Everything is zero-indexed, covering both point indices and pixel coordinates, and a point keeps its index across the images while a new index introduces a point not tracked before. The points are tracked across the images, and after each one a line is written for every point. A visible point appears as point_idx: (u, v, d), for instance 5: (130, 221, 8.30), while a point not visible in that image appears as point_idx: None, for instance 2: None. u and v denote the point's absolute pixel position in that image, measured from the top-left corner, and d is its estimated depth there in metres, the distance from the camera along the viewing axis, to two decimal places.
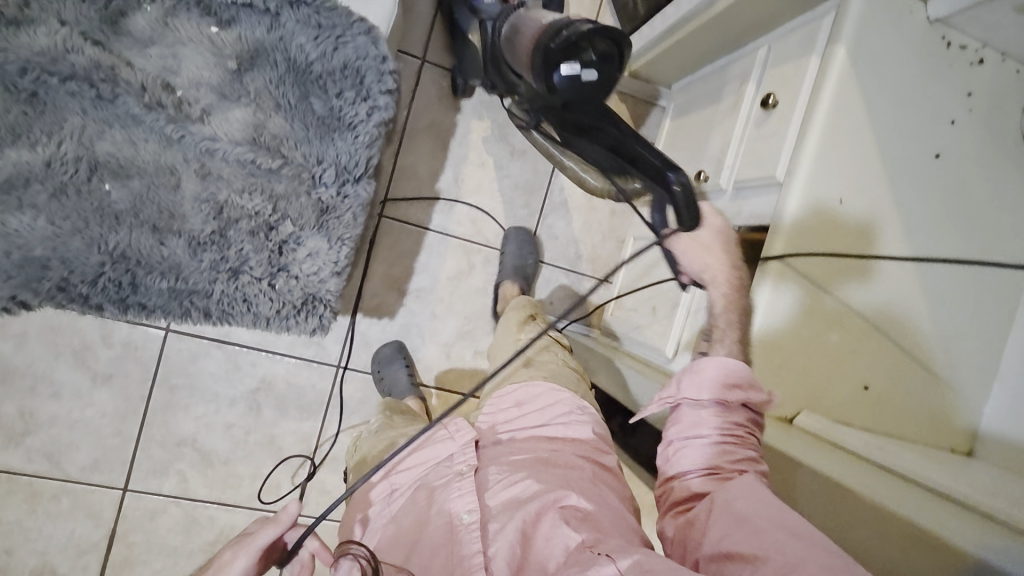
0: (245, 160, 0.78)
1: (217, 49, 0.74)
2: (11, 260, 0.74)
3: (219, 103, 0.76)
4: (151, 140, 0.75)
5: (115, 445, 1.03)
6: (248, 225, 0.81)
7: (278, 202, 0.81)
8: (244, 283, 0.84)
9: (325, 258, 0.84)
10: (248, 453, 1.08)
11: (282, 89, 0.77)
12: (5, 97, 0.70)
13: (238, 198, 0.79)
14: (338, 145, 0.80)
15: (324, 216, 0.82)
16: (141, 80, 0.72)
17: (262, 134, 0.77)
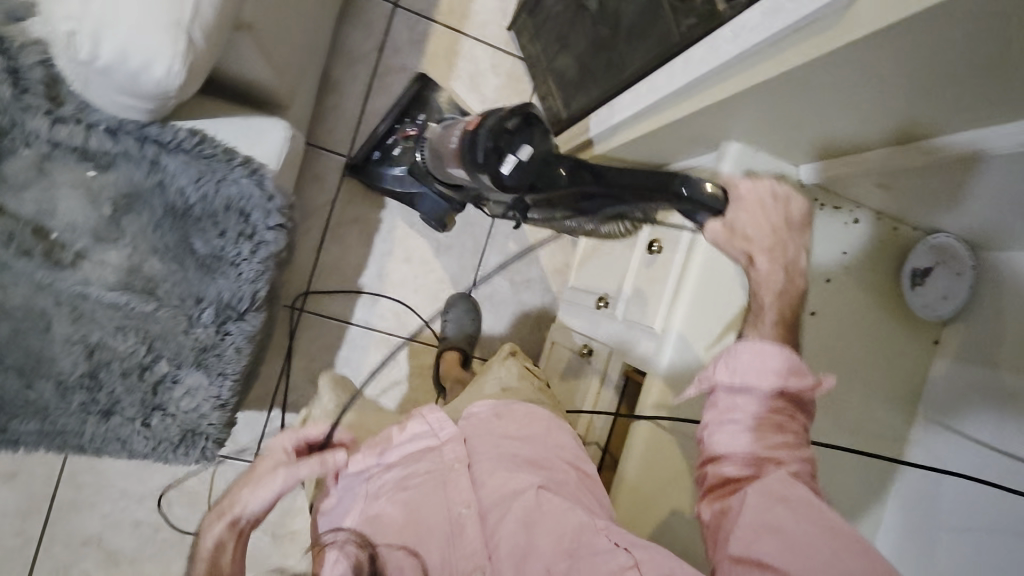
0: (117, 304, 0.77)
1: (93, 196, 0.73)
2: None
3: (94, 246, 0.75)
4: (21, 285, 0.75)
5: (17, 545, 1.08)
6: (121, 367, 0.80)
7: (153, 343, 0.80)
8: (116, 425, 0.83)
9: (205, 394, 0.84)
10: (152, 552, 1.14)
11: (162, 230, 0.77)
12: None
13: (111, 340, 0.78)
14: (219, 283, 0.80)
15: (204, 356, 0.83)
16: (12, 228, 0.72)
17: (136, 276, 0.77)
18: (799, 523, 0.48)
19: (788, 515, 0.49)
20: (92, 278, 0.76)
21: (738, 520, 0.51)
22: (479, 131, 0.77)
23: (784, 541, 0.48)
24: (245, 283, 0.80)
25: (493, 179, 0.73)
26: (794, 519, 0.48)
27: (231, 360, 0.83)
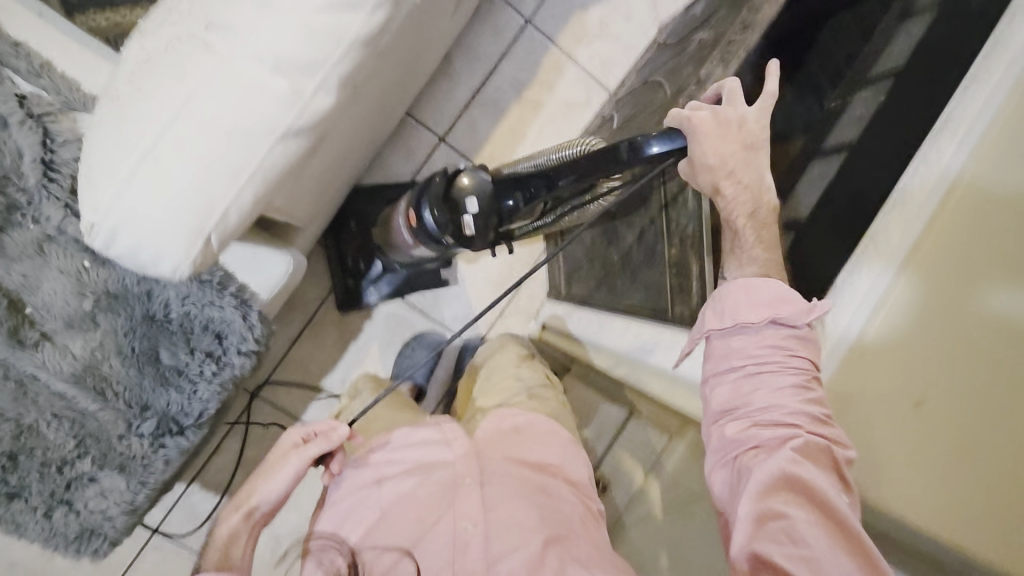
0: (66, 393, 0.77)
1: (81, 287, 0.76)
2: None
3: (65, 329, 0.77)
4: None
5: None
6: (43, 458, 0.79)
7: (84, 440, 0.80)
8: (18, 510, 0.80)
9: (118, 498, 0.82)
10: None
11: (130, 330, 0.78)
12: None
13: (44, 426, 0.78)
14: (171, 395, 0.80)
15: (130, 465, 0.81)
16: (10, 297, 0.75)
17: (93, 371, 0.77)
18: (818, 535, 0.49)
19: (808, 517, 0.50)
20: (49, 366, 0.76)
21: (743, 507, 0.52)
22: (427, 226, 0.79)
23: (801, 550, 0.48)
24: (190, 404, 0.81)
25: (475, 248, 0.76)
26: (795, 506, 0.50)
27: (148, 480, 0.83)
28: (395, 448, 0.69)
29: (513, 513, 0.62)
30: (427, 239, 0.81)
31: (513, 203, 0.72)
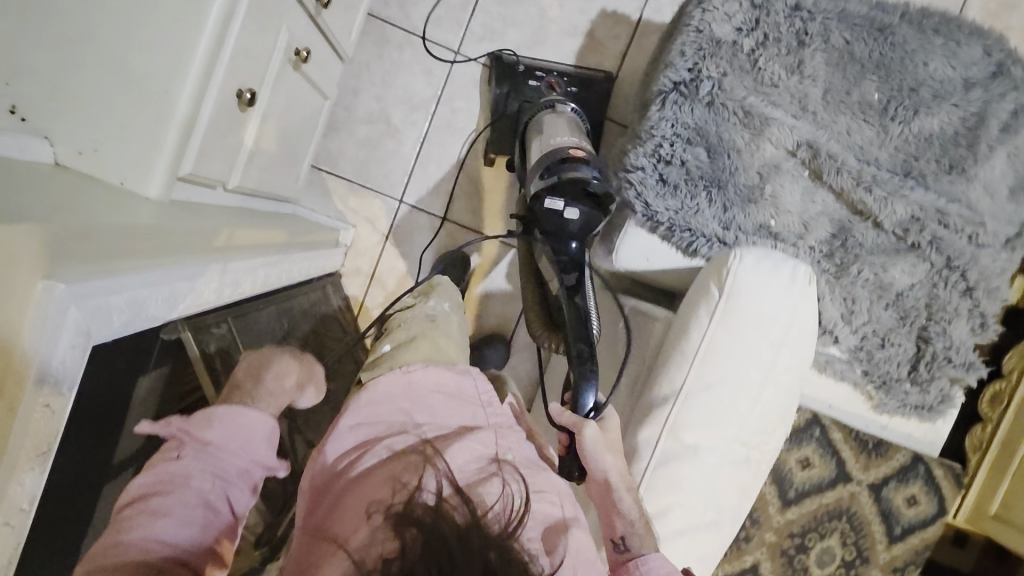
0: (802, 135, 0.93)
1: (767, 204, 0.94)
2: (1011, 181, 0.98)
3: (801, 191, 0.95)
4: (889, 191, 0.94)
5: None
6: (786, 46, 0.91)
7: (782, 90, 0.92)
8: (792, 10, 0.91)
9: (738, 17, 0.91)
10: None
11: (732, 170, 0.93)
12: (960, 288, 0.97)
13: (806, 99, 0.93)
14: (692, 112, 0.92)
15: (740, 64, 0.92)
16: (876, 244, 0.97)
17: (769, 152, 0.93)
18: None
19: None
20: (784, 125, 0.92)
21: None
22: (570, 163, 0.88)
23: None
24: (672, 107, 0.92)
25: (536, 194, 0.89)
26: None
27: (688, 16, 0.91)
28: (414, 374, 0.72)
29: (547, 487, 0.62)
30: (558, 154, 0.89)
31: (577, 251, 0.92)
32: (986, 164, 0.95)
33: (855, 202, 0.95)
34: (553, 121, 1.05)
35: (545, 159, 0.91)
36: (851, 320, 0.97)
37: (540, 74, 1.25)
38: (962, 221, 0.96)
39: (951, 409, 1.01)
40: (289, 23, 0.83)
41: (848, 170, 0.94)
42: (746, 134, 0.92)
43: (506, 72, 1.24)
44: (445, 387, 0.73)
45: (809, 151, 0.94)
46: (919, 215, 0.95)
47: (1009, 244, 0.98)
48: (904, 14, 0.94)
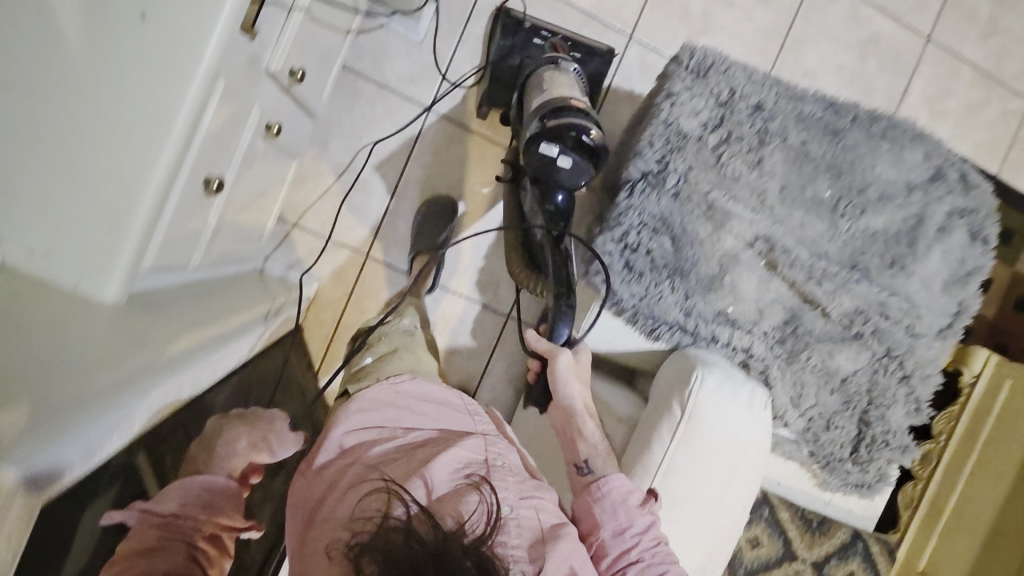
0: (760, 228, 0.97)
1: (726, 293, 0.98)
2: (946, 276, 1.05)
3: (760, 281, 0.99)
4: (838, 284, 1.00)
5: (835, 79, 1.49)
6: (748, 144, 0.95)
7: (743, 185, 0.96)
8: (754, 110, 0.96)
9: (703, 113, 0.95)
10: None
11: (694, 259, 0.96)
12: (898, 376, 1.04)
13: (765, 194, 0.97)
14: (658, 202, 0.95)
15: (705, 158, 0.95)
16: (826, 333, 1.02)
17: (730, 244, 0.97)
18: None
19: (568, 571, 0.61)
20: (743, 219, 0.96)
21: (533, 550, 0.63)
22: (570, 112, 0.91)
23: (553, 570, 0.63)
24: (639, 196, 0.94)
25: (535, 137, 0.89)
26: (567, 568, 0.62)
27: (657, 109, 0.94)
28: (401, 386, 0.85)
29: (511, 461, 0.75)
30: (563, 103, 0.91)
31: (561, 204, 0.94)
32: (924, 261, 1.02)
33: (807, 294, 1.00)
34: (557, 76, 1.07)
35: (547, 105, 0.93)
36: (799, 403, 1.02)
37: (545, 33, 1.23)
38: (901, 314, 1.02)
39: (887, 487, 1.07)
40: (260, 101, 0.82)
41: (800, 263, 0.99)
42: (708, 226, 0.96)
43: (511, 24, 1.22)
44: (431, 398, 0.85)
45: (766, 244, 0.98)
46: (864, 308, 1.01)
47: (943, 335, 1.06)
48: (856, 117, 1.00)
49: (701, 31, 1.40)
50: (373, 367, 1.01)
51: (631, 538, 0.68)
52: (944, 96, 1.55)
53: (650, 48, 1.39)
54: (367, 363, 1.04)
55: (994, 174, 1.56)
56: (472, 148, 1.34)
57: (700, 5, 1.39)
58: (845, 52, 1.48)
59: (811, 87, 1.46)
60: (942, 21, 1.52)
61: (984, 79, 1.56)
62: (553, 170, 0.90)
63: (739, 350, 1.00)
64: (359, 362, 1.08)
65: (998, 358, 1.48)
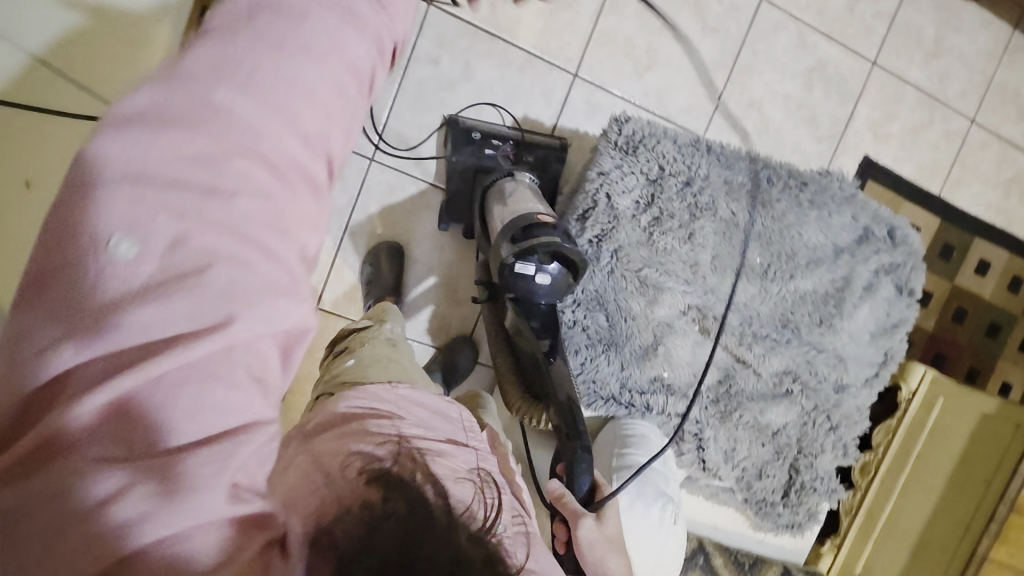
0: (691, 297, 1.01)
1: (661, 361, 1.01)
2: (874, 330, 1.10)
3: (694, 346, 1.03)
4: (766, 345, 1.05)
5: (783, 109, 1.50)
6: (677, 218, 0.98)
7: (674, 257, 0.99)
8: (683, 183, 0.98)
9: (632, 189, 0.96)
10: (646, 34, 1.38)
11: (629, 332, 0.99)
12: (825, 426, 1.09)
13: (697, 264, 1.00)
14: (593, 279, 0.97)
15: (635, 234, 0.97)
16: (757, 391, 1.06)
17: (662, 315, 1.00)
18: None
19: None
20: (676, 292, 0.99)
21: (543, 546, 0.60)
22: (541, 230, 0.83)
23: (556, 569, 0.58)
24: None
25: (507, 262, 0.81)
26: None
27: (590, 187, 0.95)
28: (400, 391, 0.79)
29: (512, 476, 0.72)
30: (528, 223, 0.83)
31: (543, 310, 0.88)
32: (851, 319, 1.07)
33: (738, 356, 1.04)
34: (517, 190, 1.10)
35: (517, 225, 0.85)
36: (733, 459, 1.07)
37: (496, 142, 1.27)
38: (828, 370, 1.08)
39: (816, 524, 1.14)
40: None
41: (731, 329, 1.03)
42: (642, 300, 0.98)
43: (463, 135, 1.25)
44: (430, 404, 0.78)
45: (698, 312, 1.02)
46: (793, 367, 1.06)
47: (869, 385, 1.11)
48: (785, 186, 1.02)
49: (646, 65, 1.40)
50: (357, 369, 0.91)
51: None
52: (888, 119, 1.57)
53: (593, 85, 1.38)
54: (349, 366, 0.95)
55: (932, 195, 1.61)
56: (416, 197, 1.33)
57: (645, 40, 1.38)
58: (790, 80, 1.48)
59: (755, 119, 1.48)
60: (885, 45, 1.53)
61: (926, 101, 1.59)
62: (531, 289, 0.84)
63: (673, 415, 1.04)
64: (341, 366, 0.97)
65: (935, 373, 1.51)
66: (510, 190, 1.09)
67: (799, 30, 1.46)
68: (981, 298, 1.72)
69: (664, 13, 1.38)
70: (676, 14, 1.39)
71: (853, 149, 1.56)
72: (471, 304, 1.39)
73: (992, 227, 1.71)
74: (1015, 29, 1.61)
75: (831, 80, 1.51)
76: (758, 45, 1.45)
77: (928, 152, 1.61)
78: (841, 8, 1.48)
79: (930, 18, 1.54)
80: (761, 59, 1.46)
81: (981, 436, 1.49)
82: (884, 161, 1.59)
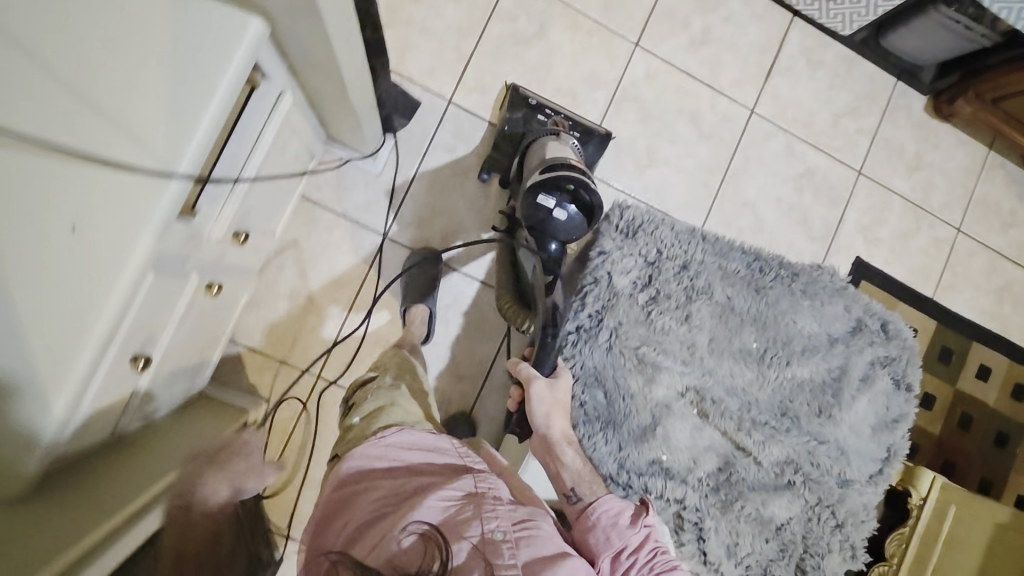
0: (688, 377, 1.02)
1: (660, 442, 1.00)
2: (875, 421, 1.09)
3: (693, 429, 1.02)
4: (765, 432, 1.04)
5: (777, 210, 1.58)
6: (674, 299, 1.02)
7: (672, 337, 1.01)
8: (681, 266, 1.03)
9: (632, 269, 1.01)
10: (647, 137, 1.51)
11: (627, 411, 0.99)
12: (831, 523, 1.05)
13: (695, 345, 1.02)
14: (593, 354, 0.99)
15: (634, 313, 1.00)
16: (759, 481, 1.04)
17: (661, 394, 1.00)
18: None
19: None
20: (673, 373, 1.01)
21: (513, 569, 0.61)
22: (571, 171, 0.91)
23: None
24: (572, 350, 0.99)
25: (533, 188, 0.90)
26: None
27: (592, 264, 1.00)
28: (385, 440, 0.83)
29: (501, 489, 0.74)
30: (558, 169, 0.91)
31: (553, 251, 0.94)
32: (852, 409, 1.06)
33: (738, 442, 1.03)
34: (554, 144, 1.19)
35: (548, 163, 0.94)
36: (737, 555, 1.02)
37: (548, 112, 1.36)
38: (830, 461, 1.05)
39: None
40: (199, 266, 0.84)
41: (730, 414, 1.03)
42: (639, 379, 1.00)
43: (518, 99, 1.35)
44: (422, 445, 0.83)
45: (697, 394, 1.03)
46: (794, 457, 1.04)
47: (875, 482, 1.08)
48: (777, 274, 1.06)
49: (646, 164, 1.51)
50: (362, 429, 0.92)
51: (627, 557, 0.73)
52: (876, 225, 1.65)
53: (596, 179, 1.49)
54: (354, 423, 0.95)
55: (924, 298, 1.66)
56: None
57: (645, 142, 1.50)
58: (782, 184, 1.59)
59: (749, 218, 1.57)
60: (869, 158, 1.65)
61: (911, 209, 1.68)
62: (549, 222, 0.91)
63: (673, 501, 1.01)
64: (348, 424, 0.97)
65: (945, 480, 1.45)
66: (546, 146, 1.18)
67: (788, 140, 1.59)
68: (984, 404, 1.70)
69: (663, 120, 1.51)
70: (674, 120, 1.52)
71: (845, 250, 1.63)
72: (471, 381, 1.40)
73: (989, 333, 1.73)
74: (989, 148, 1.74)
75: (821, 186, 1.61)
76: (751, 151, 1.57)
77: (917, 255, 1.68)
78: (825, 123, 1.62)
79: (909, 135, 1.68)
80: (754, 163, 1.57)
81: (1001, 552, 1.41)
82: (876, 262, 1.65)
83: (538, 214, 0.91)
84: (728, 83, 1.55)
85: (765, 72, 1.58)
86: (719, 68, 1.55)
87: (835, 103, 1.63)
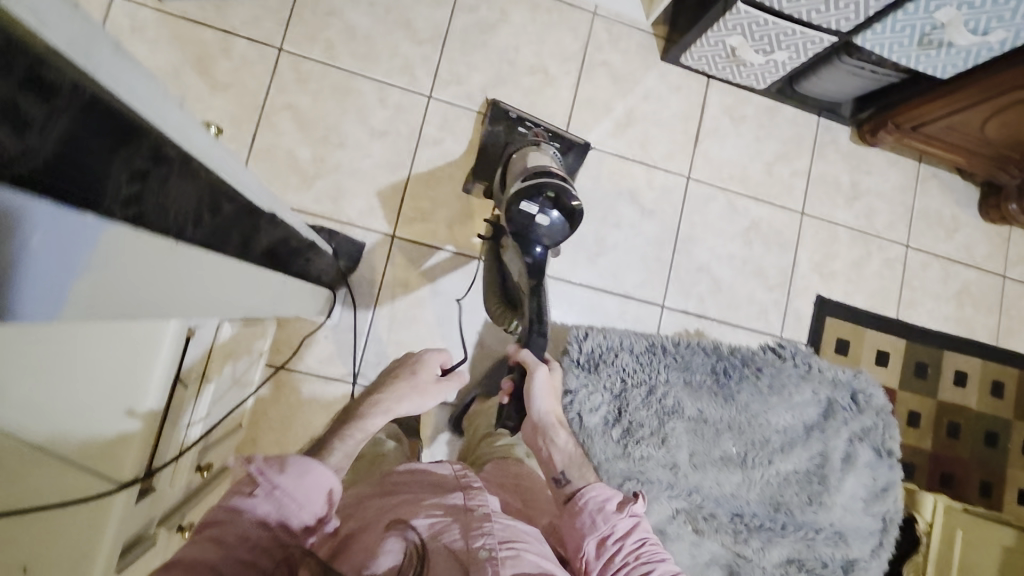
0: (677, 500, 1.02)
1: None
2: (866, 497, 1.10)
3: (694, 551, 1.01)
4: (761, 535, 1.04)
5: (731, 269, 1.61)
6: (648, 425, 1.02)
7: (653, 464, 1.02)
8: (648, 390, 1.04)
9: (600, 404, 1.02)
10: (592, 226, 1.52)
11: None
12: None
13: (678, 466, 1.02)
14: None
15: (612, 449, 1.01)
16: None
17: (655, 524, 1.00)
18: None
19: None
20: (662, 500, 1.01)
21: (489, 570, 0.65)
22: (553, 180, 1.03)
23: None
24: None
25: (517, 196, 1.02)
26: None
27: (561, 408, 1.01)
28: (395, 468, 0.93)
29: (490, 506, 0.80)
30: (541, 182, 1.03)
31: (537, 255, 1.03)
32: (841, 491, 1.08)
33: (739, 552, 1.03)
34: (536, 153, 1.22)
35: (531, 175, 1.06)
36: None
37: (530, 124, 1.43)
38: (830, 548, 1.06)
39: None
40: (165, 524, 0.84)
41: (724, 526, 1.03)
42: None
43: (501, 113, 1.41)
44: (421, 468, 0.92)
45: (689, 515, 1.03)
46: (795, 554, 1.04)
47: (880, 559, 1.08)
48: (741, 375, 1.09)
49: (597, 252, 1.52)
50: None
51: (615, 542, 0.76)
52: (829, 260, 1.69)
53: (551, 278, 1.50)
54: None
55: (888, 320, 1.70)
56: None
57: (592, 231, 1.52)
58: (731, 242, 1.62)
59: (706, 281, 1.59)
60: (808, 198, 1.69)
61: (859, 237, 1.72)
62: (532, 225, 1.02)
63: None
64: None
65: (947, 502, 1.49)
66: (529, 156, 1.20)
67: (727, 199, 1.62)
68: (967, 408, 1.74)
69: (604, 206, 1.53)
70: (615, 204, 1.54)
71: (805, 291, 1.66)
72: None
73: (959, 338, 1.76)
74: (920, 161, 1.79)
75: (768, 235, 1.64)
76: (695, 217, 1.60)
77: (873, 280, 1.72)
78: (760, 174, 1.66)
79: (842, 167, 1.72)
80: (700, 228, 1.60)
81: None
82: (836, 297, 1.68)
83: (521, 219, 1.02)
84: (660, 156, 1.58)
85: (692, 139, 1.61)
86: (648, 144, 1.58)
87: (766, 152, 1.66)
